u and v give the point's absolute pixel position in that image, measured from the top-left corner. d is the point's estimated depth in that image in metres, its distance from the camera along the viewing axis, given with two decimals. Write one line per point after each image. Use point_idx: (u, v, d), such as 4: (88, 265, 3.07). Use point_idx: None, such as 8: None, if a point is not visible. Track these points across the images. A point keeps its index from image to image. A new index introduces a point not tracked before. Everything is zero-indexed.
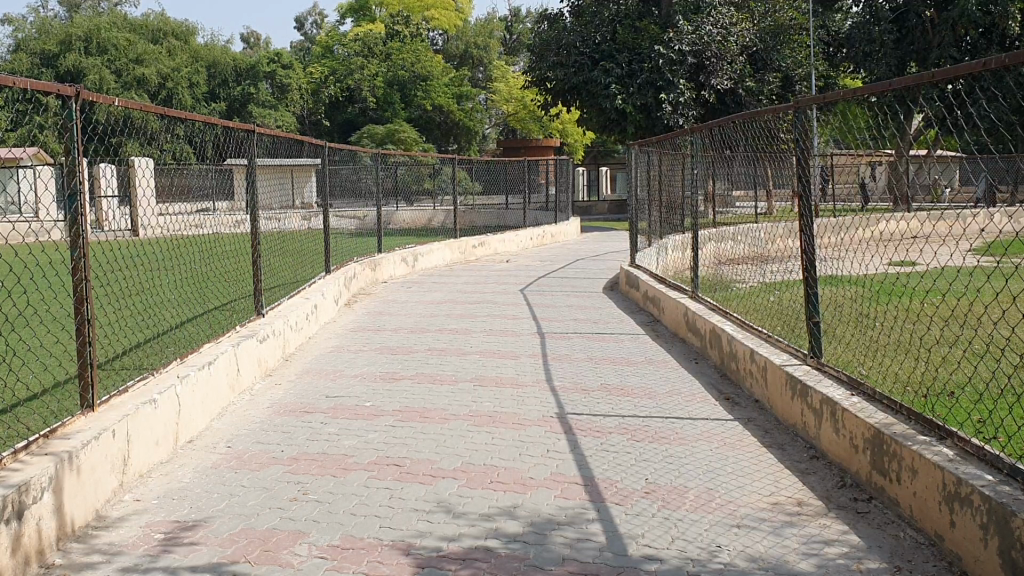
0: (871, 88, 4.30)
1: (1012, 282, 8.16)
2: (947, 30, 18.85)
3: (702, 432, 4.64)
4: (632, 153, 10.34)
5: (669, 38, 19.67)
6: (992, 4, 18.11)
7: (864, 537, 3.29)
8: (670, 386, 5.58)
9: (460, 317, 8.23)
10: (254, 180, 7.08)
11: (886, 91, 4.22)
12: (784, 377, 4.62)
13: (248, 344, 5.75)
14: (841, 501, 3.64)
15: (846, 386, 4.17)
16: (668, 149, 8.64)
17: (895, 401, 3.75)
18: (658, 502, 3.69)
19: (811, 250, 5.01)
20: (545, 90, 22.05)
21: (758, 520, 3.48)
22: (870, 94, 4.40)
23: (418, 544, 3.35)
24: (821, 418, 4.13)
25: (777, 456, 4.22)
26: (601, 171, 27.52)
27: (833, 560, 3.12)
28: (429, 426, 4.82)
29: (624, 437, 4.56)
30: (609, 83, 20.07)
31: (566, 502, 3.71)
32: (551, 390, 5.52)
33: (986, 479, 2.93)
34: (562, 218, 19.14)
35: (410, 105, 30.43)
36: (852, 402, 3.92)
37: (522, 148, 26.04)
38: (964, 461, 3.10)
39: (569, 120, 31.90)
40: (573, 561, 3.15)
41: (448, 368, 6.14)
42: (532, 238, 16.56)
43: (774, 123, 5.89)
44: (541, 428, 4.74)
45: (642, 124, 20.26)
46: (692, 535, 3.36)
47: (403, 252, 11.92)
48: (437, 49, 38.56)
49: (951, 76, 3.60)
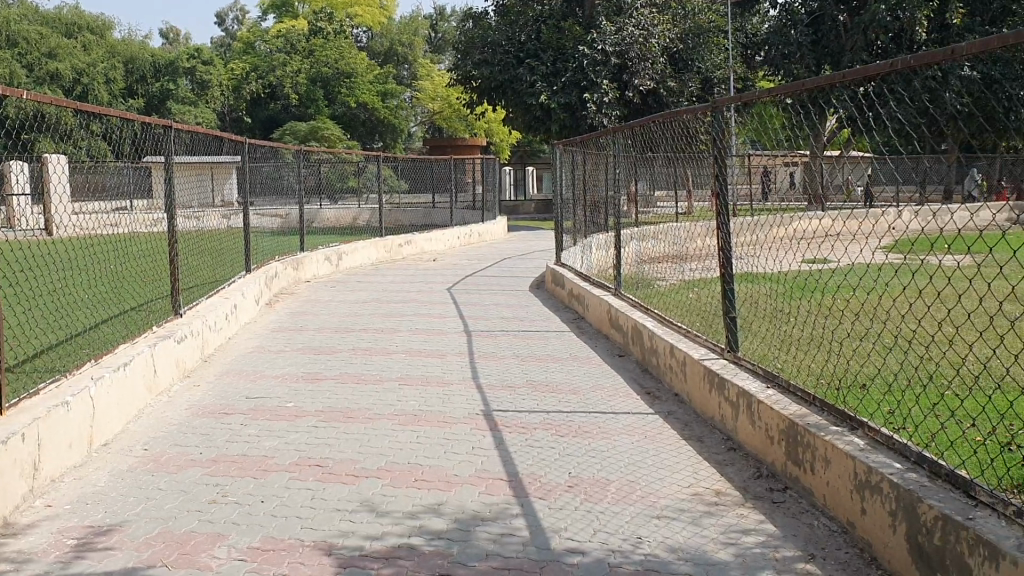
0: (786, 88, 4.42)
1: (920, 277, 8.49)
2: (860, 34, 19.45)
3: (625, 426, 4.70)
4: (556, 153, 10.43)
5: (592, 38, 19.87)
6: (902, 10, 18.68)
7: (780, 526, 3.37)
8: (593, 381, 5.63)
9: (384, 316, 8.18)
10: (173, 178, 6.91)
11: (802, 90, 4.32)
12: (703, 371, 4.70)
13: (166, 344, 5.64)
14: (758, 491, 3.72)
15: (762, 378, 4.27)
16: (592, 150, 8.75)
17: (809, 393, 3.85)
18: (581, 495, 3.73)
19: (728, 246, 5.05)
20: (470, 89, 22.03)
21: (678, 510, 3.55)
22: (785, 95, 4.52)
23: (340, 543, 3.32)
24: (739, 411, 4.22)
25: (696, 448, 4.29)
26: (528, 170, 27.68)
27: (750, 548, 3.19)
28: (352, 426, 4.78)
29: (549, 433, 4.59)
30: (534, 81, 20.19)
31: (491, 498, 3.72)
32: (477, 387, 5.52)
33: (894, 466, 3.03)
34: (489, 216, 19.16)
35: (333, 102, 30.06)
36: (767, 394, 4.01)
37: (448, 147, 26.01)
38: (875, 450, 3.20)
39: (496, 118, 31.95)
40: (496, 556, 3.17)
41: (373, 367, 6.09)
42: (459, 236, 16.55)
43: (692, 120, 5.97)
44: (467, 425, 4.74)
45: (567, 122, 20.41)
46: (613, 526, 3.41)
47: (327, 250, 11.82)
48: (362, 46, 38.25)
49: (861, 76, 3.71)
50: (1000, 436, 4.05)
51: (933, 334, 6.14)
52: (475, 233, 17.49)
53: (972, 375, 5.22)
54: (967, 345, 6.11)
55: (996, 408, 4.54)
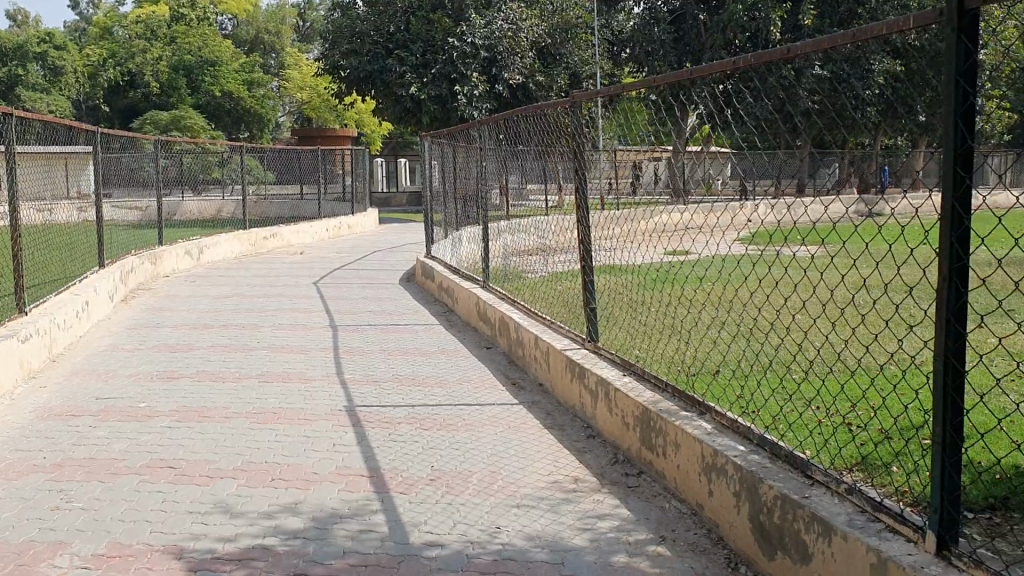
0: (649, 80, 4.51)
1: (775, 266, 8.87)
2: (719, 33, 20.15)
3: (488, 417, 4.72)
4: (426, 146, 10.39)
5: (461, 30, 19.84)
6: (758, 11, 19.42)
7: (635, 509, 3.45)
8: (458, 374, 5.64)
9: (247, 311, 7.97)
10: (15, 169, 6.52)
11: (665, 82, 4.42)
12: (564, 361, 4.78)
13: (7, 344, 5.33)
14: (614, 476, 3.81)
15: (620, 366, 4.38)
16: (462, 143, 8.75)
17: (662, 379, 3.96)
18: (442, 488, 3.73)
19: (588, 239, 5.12)
20: (339, 79, 21.69)
21: (537, 499, 3.59)
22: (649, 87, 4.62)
23: (191, 546, 3.22)
24: (597, 399, 4.30)
25: (556, 437, 4.35)
26: (400, 162, 27.49)
27: (605, 534, 3.26)
28: (209, 426, 4.63)
29: (412, 427, 4.56)
30: (404, 72, 20.06)
31: (350, 495, 3.67)
32: (340, 383, 5.44)
33: (738, 449, 3.15)
34: (360, 208, 18.93)
35: (197, 91, 29.07)
36: (624, 382, 4.11)
37: (317, 138, 25.54)
38: (721, 434, 3.32)
39: (367, 109, 31.57)
40: (353, 554, 3.13)
41: (233, 364, 5.92)
42: (329, 229, 16.28)
43: (557, 109, 6.02)
44: (328, 422, 4.67)
45: (437, 114, 20.36)
46: (473, 517, 3.42)
47: (189, 244, 11.43)
48: (227, 34, 37.13)
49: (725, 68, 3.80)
50: (839, 419, 4.27)
51: (783, 323, 6.41)
52: (346, 225, 17.26)
53: (816, 362, 5.49)
54: (814, 333, 6.42)
55: (837, 392, 4.79)
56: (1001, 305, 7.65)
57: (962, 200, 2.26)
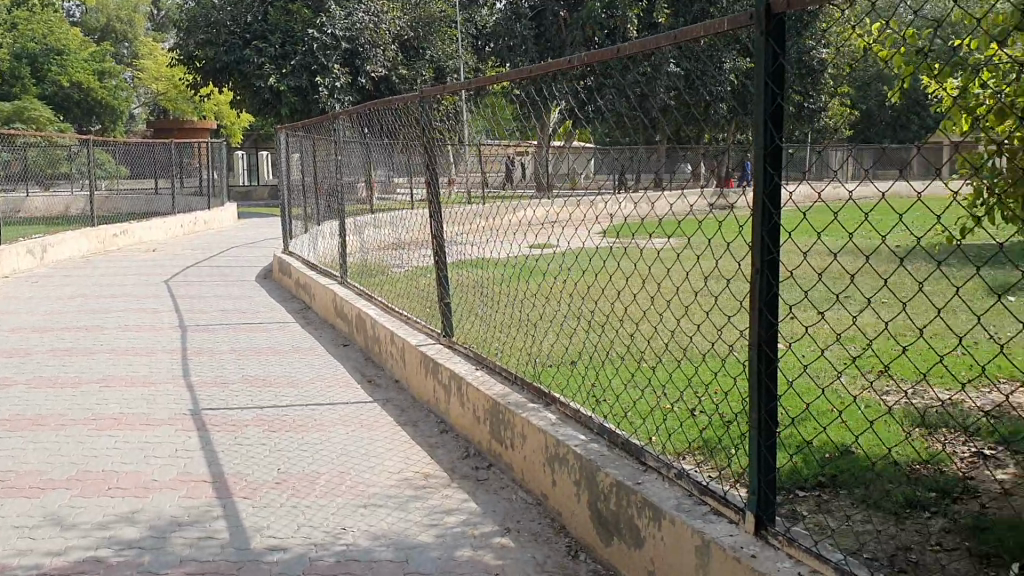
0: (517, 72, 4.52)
1: (633, 259, 9.11)
2: (579, 30, 20.53)
3: (340, 416, 4.67)
4: (284, 139, 10.16)
5: (321, 22, 19.50)
6: (615, 9, 19.88)
7: (482, 502, 3.48)
8: (312, 373, 5.55)
9: (92, 313, 7.62)
10: None
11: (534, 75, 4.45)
12: (418, 357, 4.76)
13: None
14: (463, 470, 3.82)
15: (472, 360, 4.40)
16: (320, 137, 8.59)
17: (512, 372, 4.00)
18: (288, 491, 3.67)
19: (441, 234, 5.12)
20: (194, 70, 21.00)
21: (384, 497, 3.57)
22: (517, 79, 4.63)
23: (15, 563, 3.05)
24: (450, 393, 4.31)
25: (409, 433, 4.34)
26: (262, 156, 26.85)
27: (451, 529, 3.27)
28: (42, 435, 4.40)
29: (260, 429, 4.47)
30: (262, 63, 19.59)
31: (190, 501, 3.56)
32: (187, 386, 5.27)
33: (579, 438, 3.22)
34: (218, 203, 18.40)
35: (41, 80, 27.59)
36: (475, 376, 4.13)
37: (173, 131, 24.67)
38: (564, 425, 3.38)
39: (226, 101, 30.69)
40: (192, 562, 3.04)
41: (72, 369, 5.65)
42: (185, 225, 15.76)
43: (421, 100, 5.98)
44: (172, 427, 4.52)
45: (298, 106, 19.99)
46: (318, 519, 3.37)
47: (29, 242, 10.84)
48: (73, 21, 35.37)
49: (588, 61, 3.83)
50: (680, 406, 4.43)
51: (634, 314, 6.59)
52: (203, 220, 16.75)
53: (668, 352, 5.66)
54: (662, 326, 6.63)
55: (685, 380, 4.95)
56: (834, 298, 8.10)
57: (773, 196, 2.37)
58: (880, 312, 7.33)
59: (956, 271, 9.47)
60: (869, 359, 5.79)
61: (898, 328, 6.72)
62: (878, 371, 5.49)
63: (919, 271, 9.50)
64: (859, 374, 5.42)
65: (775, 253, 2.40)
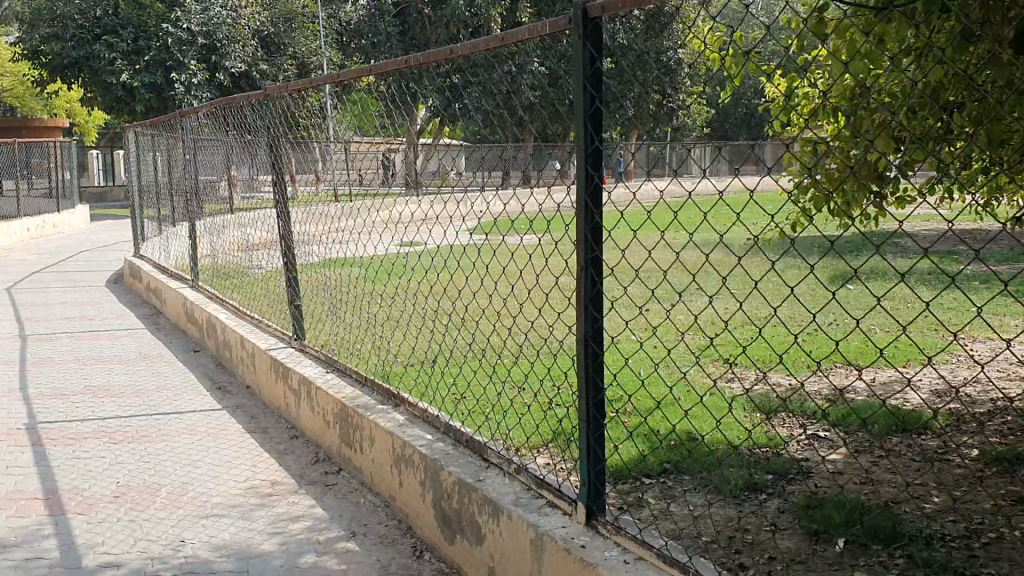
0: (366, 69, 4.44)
1: (498, 261, 9.20)
2: (443, 28, 20.57)
3: (187, 425, 4.53)
4: (137, 137, 9.79)
5: (176, 16, 18.82)
6: (479, 7, 19.99)
7: (328, 508, 3.44)
8: (160, 381, 5.37)
9: None
10: None
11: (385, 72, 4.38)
12: (268, 360, 4.67)
13: None
14: (312, 476, 3.77)
15: (323, 363, 4.34)
16: (174, 134, 8.31)
17: (361, 374, 3.97)
18: (126, 505, 3.53)
19: (290, 233, 5.03)
20: (39, 64, 19.97)
21: (228, 507, 3.49)
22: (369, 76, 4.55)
23: None
24: (300, 397, 4.24)
25: (258, 440, 4.25)
26: (117, 155, 25.78)
27: (295, 536, 3.22)
28: None
29: (100, 441, 4.29)
30: (113, 58, 18.85)
31: (18, 520, 3.39)
32: (23, 398, 5.01)
33: (425, 438, 3.22)
34: (68, 204, 17.58)
35: None
36: (324, 379, 4.08)
37: (19, 129, 23.41)
38: (412, 425, 3.37)
39: (77, 98, 29.33)
40: None
41: None
42: (31, 229, 14.98)
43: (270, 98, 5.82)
44: (3, 442, 4.28)
45: (153, 103, 19.30)
46: (156, 533, 3.27)
47: None
48: None
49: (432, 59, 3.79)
50: (531, 402, 4.50)
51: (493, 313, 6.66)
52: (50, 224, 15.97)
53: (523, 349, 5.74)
54: (519, 324, 6.71)
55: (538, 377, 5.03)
56: (685, 295, 8.40)
57: (594, 195, 2.44)
58: (731, 307, 7.64)
59: (802, 268, 9.98)
60: (714, 350, 6.04)
61: (744, 320, 7.00)
62: (726, 359, 5.72)
63: (770, 267, 9.96)
64: (703, 365, 5.65)
65: (599, 250, 2.48)
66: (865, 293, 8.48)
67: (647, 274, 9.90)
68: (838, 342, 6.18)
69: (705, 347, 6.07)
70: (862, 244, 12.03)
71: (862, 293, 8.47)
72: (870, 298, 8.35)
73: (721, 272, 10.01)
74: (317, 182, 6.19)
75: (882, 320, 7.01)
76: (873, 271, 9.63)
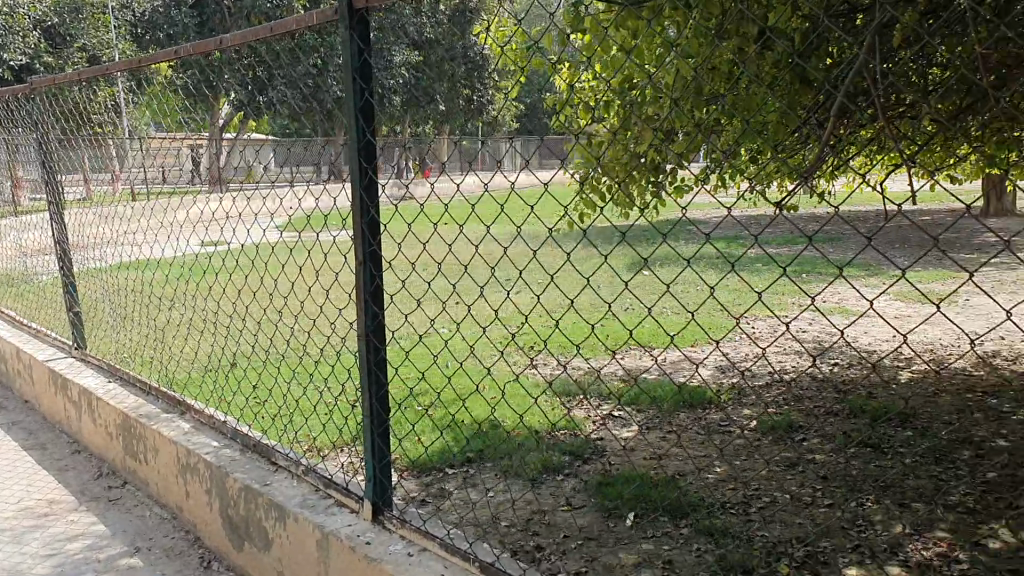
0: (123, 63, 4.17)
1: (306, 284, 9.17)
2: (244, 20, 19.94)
3: None
4: None
5: None
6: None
7: (111, 524, 3.27)
8: None
9: None
10: None
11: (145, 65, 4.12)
12: (46, 372, 4.38)
13: None
14: (94, 491, 3.57)
15: (106, 373, 4.11)
16: None
17: (146, 382, 3.79)
18: None
19: (66, 238, 4.74)
20: None
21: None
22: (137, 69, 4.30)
23: None
24: (80, 409, 4.01)
25: (35, 458, 3.98)
26: None
27: (74, 556, 3.04)
28: None
29: None
30: None
31: None
32: None
33: (211, 445, 3.11)
34: None
35: None
36: (106, 389, 3.87)
37: None
38: (197, 432, 3.25)
39: None
40: None
41: None
42: None
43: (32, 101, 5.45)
44: None
45: None
46: None
47: None
48: None
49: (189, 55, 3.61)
50: (331, 410, 4.47)
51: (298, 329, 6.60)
52: None
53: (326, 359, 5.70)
54: (327, 334, 6.67)
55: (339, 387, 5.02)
56: (495, 289, 8.59)
57: (367, 190, 2.43)
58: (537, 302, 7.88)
59: (607, 261, 10.42)
60: (517, 342, 6.21)
61: (548, 314, 7.23)
62: (528, 352, 5.88)
63: (576, 266, 10.35)
64: (506, 357, 5.79)
65: (376, 244, 2.46)
66: (663, 284, 8.95)
67: (459, 269, 10.04)
68: (631, 328, 6.50)
69: (509, 340, 6.22)
70: (662, 238, 12.67)
71: (658, 285, 8.94)
72: (667, 287, 8.82)
73: (531, 266, 10.29)
74: (114, 182, 5.80)
75: (676, 310, 7.44)
76: (660, 263, 10.21)
